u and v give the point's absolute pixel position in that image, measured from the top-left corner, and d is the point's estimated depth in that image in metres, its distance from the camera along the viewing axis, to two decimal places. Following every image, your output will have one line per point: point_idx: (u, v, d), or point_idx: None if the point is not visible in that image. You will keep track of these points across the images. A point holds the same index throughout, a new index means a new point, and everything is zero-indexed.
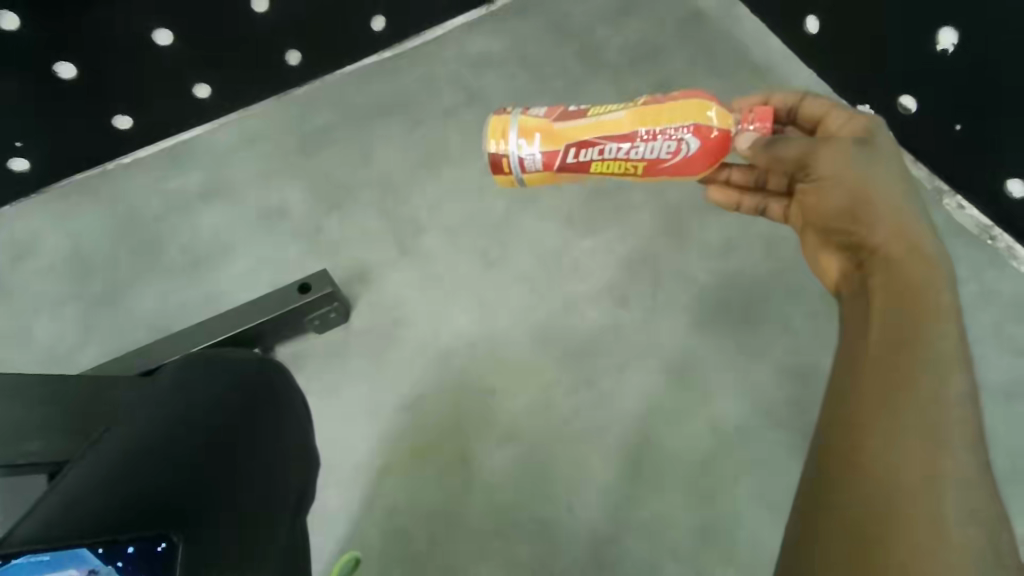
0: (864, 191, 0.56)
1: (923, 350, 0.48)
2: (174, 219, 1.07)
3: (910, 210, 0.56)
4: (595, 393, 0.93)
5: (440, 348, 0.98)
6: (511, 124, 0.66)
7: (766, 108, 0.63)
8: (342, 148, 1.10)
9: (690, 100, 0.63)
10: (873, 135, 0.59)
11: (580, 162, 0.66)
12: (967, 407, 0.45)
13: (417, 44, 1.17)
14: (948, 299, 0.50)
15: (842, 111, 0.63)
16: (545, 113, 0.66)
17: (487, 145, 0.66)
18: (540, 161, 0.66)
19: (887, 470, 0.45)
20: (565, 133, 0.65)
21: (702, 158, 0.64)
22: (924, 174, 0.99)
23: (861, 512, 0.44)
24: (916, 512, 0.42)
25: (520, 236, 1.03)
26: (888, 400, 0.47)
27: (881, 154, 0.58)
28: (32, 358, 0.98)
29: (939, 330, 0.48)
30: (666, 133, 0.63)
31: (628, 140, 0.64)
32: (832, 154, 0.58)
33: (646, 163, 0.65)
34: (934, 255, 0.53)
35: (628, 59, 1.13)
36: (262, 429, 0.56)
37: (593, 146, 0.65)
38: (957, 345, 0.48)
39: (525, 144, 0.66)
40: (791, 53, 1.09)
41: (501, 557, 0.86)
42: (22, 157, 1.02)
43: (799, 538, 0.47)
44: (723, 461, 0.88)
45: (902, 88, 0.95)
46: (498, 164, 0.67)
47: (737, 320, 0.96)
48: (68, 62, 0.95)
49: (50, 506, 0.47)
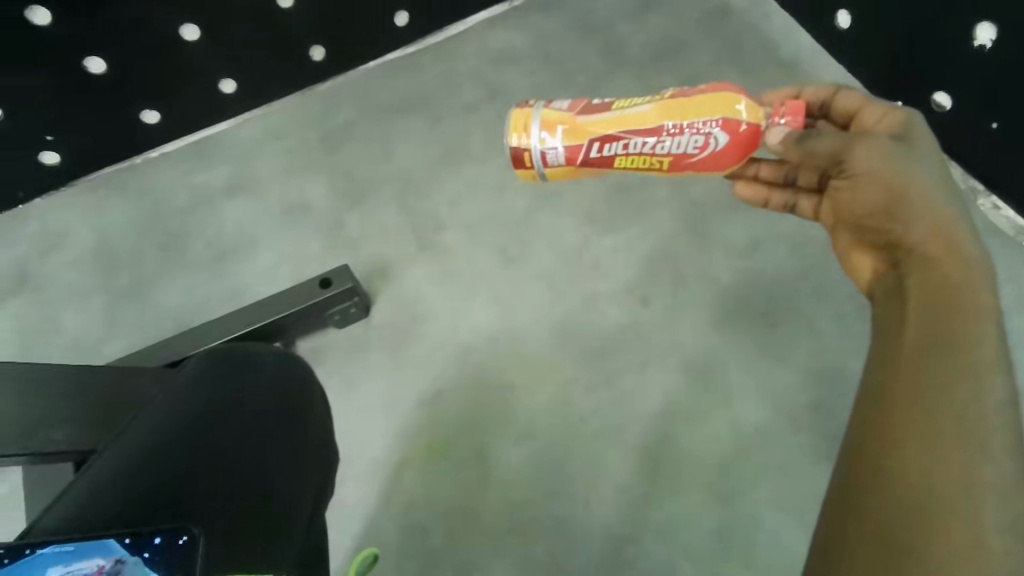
0: (900, 188, 0.54)
1: (962, 352, 0.46)
2: (198, 214, 1.08)
3: (951, 208, 0.53)
4: (613, 392, 0.92)
5: (459, 344, 0.97)
6: (533, 117, 0.65)
7: (798, 103, 0.62)
8: (364, 144, 1.11)
9: (721, 93, 0.62)
10: (909, 130, 0.57)
11: (603, 157, 0.65)
12: (1008, 413, 0.44)
13: (439, 39, 1.17)
14: (989, 299, 0.48)
15: (877, 106, 0.61)
16: (568, 106, 0.65)
17: (510, 139, 0.65)
18: (563, 155, 0.65)
19: (922, 473, 0.43)
20: (589, 127, 0.64)
21: (728, 154, 0.62)
22: (958, 172, 0.96)
23: (889, 514, 0.43)
24: (951, 518, 0.41)
25: (540, 233, 1.03)
26: (926, 402, 0.45)
27: (918, 151, 0.56)
28: (61, 349, 1.01)
29: (979, 332, 0.47)
30: (694, 127, 0.61)
31: (654, 135, 0.62)
32: (868, 149, 0.56)
33: (671, 158, 0.63)
34: (974, 255, 0.51)
35: (651, 55, 1.11)
36: (285, 418, 0.56)
37: (617, 141, 0.64)
38: (998, 349, 0.46)
39: (548, 137, 0.65)
40: (820, 49, 1.07)
41: (516, 556, 0.86)
42: (53, 150, 1.05)
43: (826, 542, 0.46)
44: (744, 465, 0.87)
45: (935, 85, 0.92)
46: (520, 159, 0.66)
47: (761, 320, 0.94)
48: (97, 58, 0.97)
49: (77, 496, 0.48)
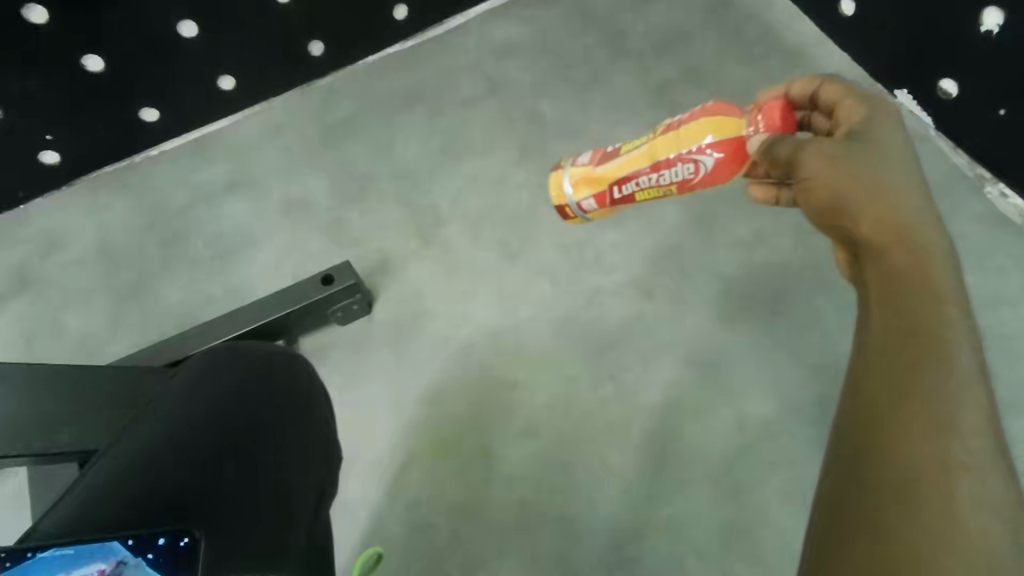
0: (846, 190, 0.53)
1: (931, 337, 0.44)
2: (199, 212, 1.08)
3: (910, 200, 0.51)
4: (617, 387, 0.92)
5: (462, 340, 0.97)
6: (563, 176, 0.77)
7: (776, 103, 0.62)
8: (364, 140, 1.10)
9: (704, 118, 0.65)
10: (870, 125, 0.56)
11: (624, 196, 0.72)
12: (987, 400, 0.42)
13: (439, 32, 1.16)
14: (952, 284, 0.47)
15: (850, 99, 0.59)
16: (588, 159, 0.75)
17: (551, 197, 0.79)
18: (594, 203, 0.75)
19: (909, 461, 0.40)
20: (603, 175, 0.73)
21: (724, 172, 0.65)
22: (964, 160, 0.96)
23: (878, 506, 0.40)
24: (938, 507, 0.38)
25: (542, 228, 1.02)
26: (906, 387, 0.43)
27: (875, 145, 0.54)
28: (64, 349, 1.01)
29: (947, 318, 0.45)
30: (682, 157, 0.66)
31: (653, 171, 0.68)
32: (813, 154, 0.55)
33: (676, 186, 0.68)
34: (927, 244, 0.48)
35: (653, 45, 1.10)
36: (270, 414, 0.55)
37: (629, 182, 0.71)
38: (970, 334, 0.44)
39: (576, 190, 0.76)
40: (826, 38, 1.05)
41: (522, 553, 0.86)
42: (53, 150, 1.04)
43: (815, 534, 0.42)
44: (749, 460, 0.86)
45: (941, 72, 0.91)
46: (564, 212, 0.79)
47: (766, 313, 0.93)
48: (96, 56, 0.95)
49: (76, 499, 0.48)
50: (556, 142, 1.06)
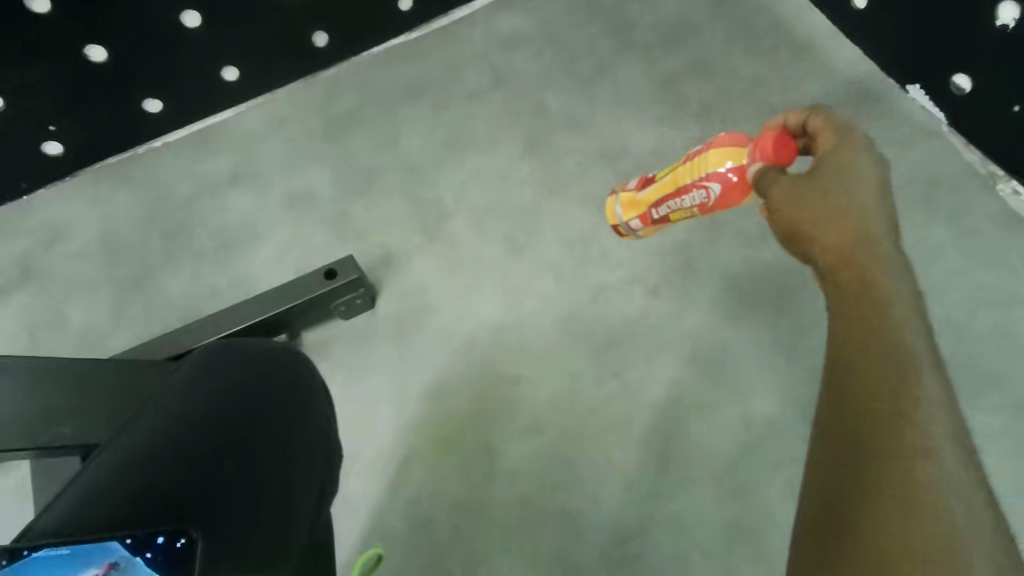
0: (810, 216, 0.58)
1: (881, 346, 0.46)
2: (202, 204, 1.07)
3: (869, 215, 0.55)
4: (621, 384, 0.91)
5: (465, 336, 0.96)
6: (616, 203, 0.95)
7: (770, 134, 0.67)
8: (368, 132, 1.09)
9: (711, 150, 0.74)
10: (835, 153, 0.59)
11: (662, 216, 0.87)
12: (942, 393, 0.44)
13: (444, 23, 1.14)
14: (902, 294, 0.50)
15: (829, 127, 0.62)
16: (635, 186, 0.91)
17: (608, 219, 0.97)
18: (640, 223, 0.92)
19: (884, 465, 0.42)
20: (643, 200, 0.89)
21: (734, 194, 0.74)
22: (976, 157, 0.94)
23: (865, 512, 0.41)
24: (910, 505, 0.39)
25: (547, 223, 1.01)
26: (867, 390, 0.45)
27: (838, 173, 0.58)
28: (67, 341, 1.01)
29: (899, 318, 0.48)
30: (693, 185, 0.77)
31: (676, 196, 0.81)
32: (783, 191, 0.61)
33: (697, 208, 0.79)
34: (877, 262, 0.52)
35: (661, 38, 1.08)
36: (270, 409, 0.55)
37: (662, 205, 0.85)
38: (920, 332, 0.47)
39: (626, 213, 0.93)
40: (837, 31, 1.03)
41: (525, 550, 0.85)
42: (56, 141, 1.04)
43: (810, 535, 0.43)
44: (754, 458, 0.86)
45: (954, 68, 0.89)
46: (620, 230, 0.96)
47: (773, 311, 0.92)
48: (98, 46, 0.94)
49: (70, 497, 0.47)
50: (561, 136, 1.05)
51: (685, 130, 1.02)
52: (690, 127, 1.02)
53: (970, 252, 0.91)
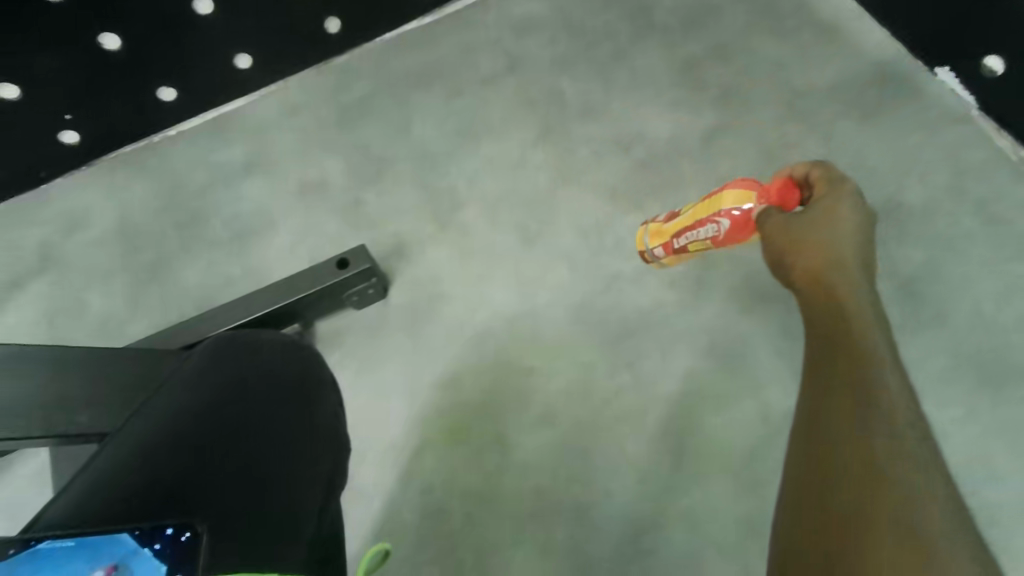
0: (791, 248, 0.60)
1: (852, 368, 0.50)
2: (217, 193, 1.08)
3: (846, 251, 0.57)
4: (634, 376, 0.90)
5: (477, 327, 0.96)
6: (643, 232, 0.93)
7: (778, 180, 0.70)
8: (381, 120, 1.08)
9: (727, 188, 0.76)
10: (824, 198, 0.62)
11: (681, 247, 0.86)
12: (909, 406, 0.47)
13: (457, 7, 1.12)
14: (871, 325, 0.53)
15: (825, 176, 0.64)
16: (664, 218, 0.91)
17: (634, 245, 0.95)
18: (661, 252, 0.90)
19: (870, 468, 0.44)
20: (666, 230, 0.88)
21: (743, 231, 0.75)
22: (1008, 142, 0.91)
23: (858, 514, 0.43)
24: (903, 508, 0.42)
25: (561, 211, 0.99)
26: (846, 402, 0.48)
27: (824, 213, 0.60)
28: (86, 328, 1.02)
29: (864, 340, 0.51)
30: (709, 218, 0.77)
31: (693, 227, 0.81)
32: (773, 226, 0.63)
33: (710, 240, 0.79)
34: (851, 295, 0.55)
35: (680, 21, 1.05)
36: (280, 403, 0.55)
37: (681, 236, 0.84)
38: (885, 347, 0.51)
39: (649, 241, 0.92)
40: (863, 11, 1.00)
41: (537, 541, 0.85)
42: (72, 130, 1.04)
43: (801, 533, 0.45)
44: (771, 453, 0.84)
45: (989, 49, 0.87)
46: (643, 257, 0.94)
47: (792, 303, 0.90)
48: (112, 34, 0.94)
49: (81, 486, 0.47)
50: (576, 123, 1.03)
51: (704, 116, 1.00)
52: (709, 113, 1.00)
53: (999, 243, 0.87)
